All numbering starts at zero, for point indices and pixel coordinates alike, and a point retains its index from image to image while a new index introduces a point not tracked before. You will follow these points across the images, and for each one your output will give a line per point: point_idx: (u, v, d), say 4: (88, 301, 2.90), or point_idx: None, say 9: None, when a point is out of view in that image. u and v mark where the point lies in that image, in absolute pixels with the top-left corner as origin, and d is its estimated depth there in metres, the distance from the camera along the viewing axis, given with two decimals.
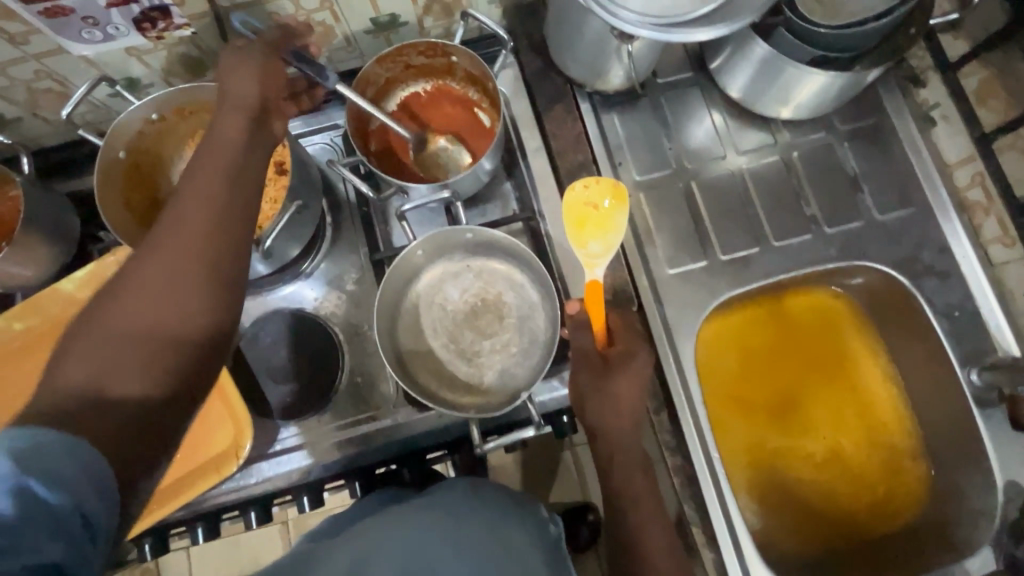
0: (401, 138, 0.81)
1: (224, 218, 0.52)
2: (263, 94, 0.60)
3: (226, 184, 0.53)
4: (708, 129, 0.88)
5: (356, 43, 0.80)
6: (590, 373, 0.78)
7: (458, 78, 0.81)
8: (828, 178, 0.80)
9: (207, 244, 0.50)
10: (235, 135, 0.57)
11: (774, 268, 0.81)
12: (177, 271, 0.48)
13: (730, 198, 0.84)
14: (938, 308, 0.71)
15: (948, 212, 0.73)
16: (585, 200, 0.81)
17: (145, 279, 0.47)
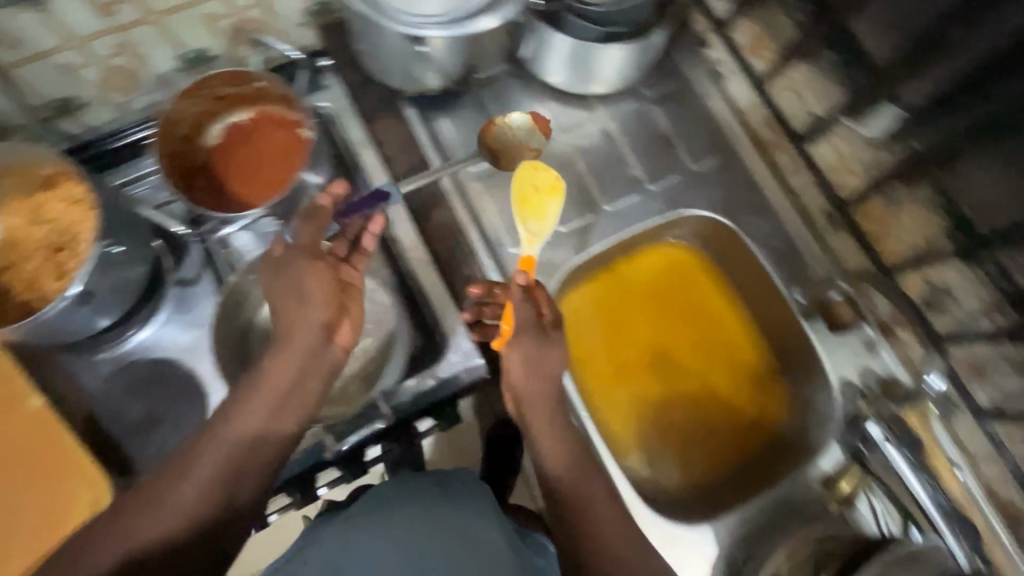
0: (228, 171, 0.73)
1: (243, 465, 0.52)
2: (333, 302, 0.57)
3: (262, 423, 0.53)
4: (527, 109, 0.85)
5: (171, 85, 0.78)
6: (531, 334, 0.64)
7: (275, 103, 0.73)
8: (645, 141, 0.83)
9: (219, 482, 0.50)
10: (287, 372, 0.55)
11: (608, 230, 0.81)
12: (231, 475, 0.51)
13: (564, 175, 0.82)
14: (756, 237, 0.79)
15: (746, 153, 0.81)
16: (531, 179, 0.74)
17: (204, 471, 0.50)
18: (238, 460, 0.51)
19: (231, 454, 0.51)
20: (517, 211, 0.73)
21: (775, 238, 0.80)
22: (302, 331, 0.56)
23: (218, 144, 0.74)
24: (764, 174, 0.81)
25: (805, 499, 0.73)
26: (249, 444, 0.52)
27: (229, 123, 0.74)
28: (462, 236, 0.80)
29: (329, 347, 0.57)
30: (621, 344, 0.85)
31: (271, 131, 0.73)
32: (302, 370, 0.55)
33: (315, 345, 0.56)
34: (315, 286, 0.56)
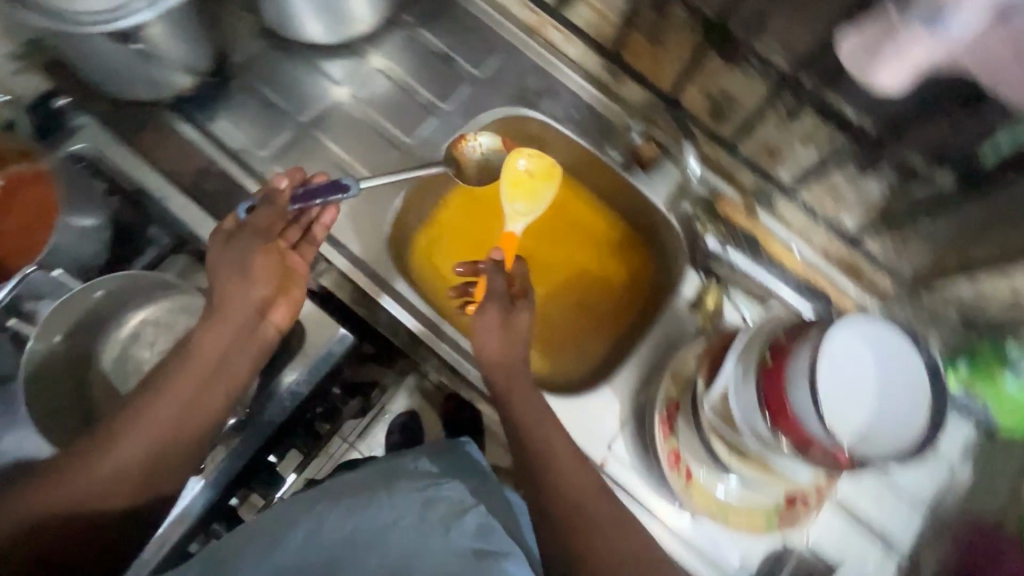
0: None
1: (168, 434, 0.59)
2: (269, 284, 0.64)
3: (191, 395, 0.59)
4: (296, 73, 0.82)
5: None
6: (500, 306, 0.64)
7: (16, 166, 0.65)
8: (426, 66, 0.83)
9: (156, 444, 0.58)
10: (197, 355, 0.60)
11: (421, 160, 0.80)
12: (166, 438, 0.58)
13: (361, 126, 0.81)
14: (559, 117, 0.82)
15: (521, 42, 0.83)
16: (518, 164, 0.79)
17: (146, 425, 0.58)
18: (162, 428, 0.58)
19: (152, 426, 0.58)
20: (507, 190, 0.79)
21: (576, 111, 0.82)
22: (228, 318, 0.62)
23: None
24: (543, 54, 0.83)
25: (679, 326, 0.77)
26: (170, 416, 0.58)
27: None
28: None
29: (257, 329, 0.63)
30: (483, 264, 0.86)
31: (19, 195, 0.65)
32: (216, 358, 0.61)
33: (247, 319, 0.62)
34: (251, 265, 0.63)
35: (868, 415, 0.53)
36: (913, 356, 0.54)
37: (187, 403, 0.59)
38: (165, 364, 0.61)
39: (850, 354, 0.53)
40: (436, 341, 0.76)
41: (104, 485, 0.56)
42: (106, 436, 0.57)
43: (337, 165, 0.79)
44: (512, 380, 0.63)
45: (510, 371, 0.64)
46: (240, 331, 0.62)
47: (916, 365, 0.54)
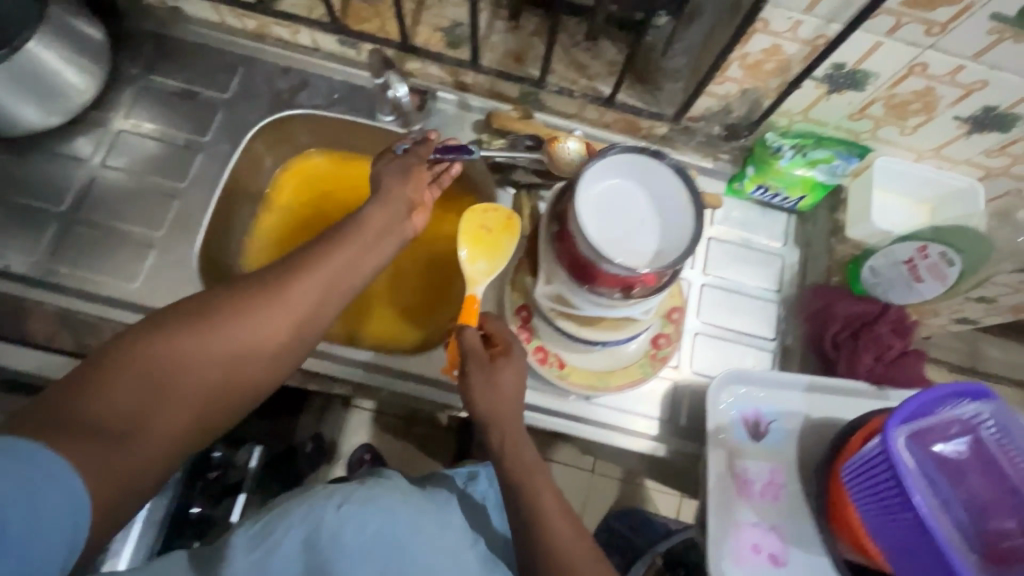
0: None
1: (274, 369, 0.55)
2: (414, 180, 0.68)
3: (351, 252, 0.59)
4: (40, 166, 0.76)
5: None
6: (477, 367, 0.62)
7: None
8: (171, 109, 0.81)
9: (317, 293, 0.56)
10: (304, 294, 0.56)
11: (203, 196, 0.77)
12: (326, 293, 0.57)
13: (126, 190, 0.77)
14: (322, 104, 0.82)
15: (257, 52, 0.83)
16: (476, 222, 0.71)
17: (307, 278, 0.56)
18: (274, 359, 0.55)
19: (261, 357, 0.54)
20: (468, 248, 0.70)
21: (337, 92, 0.83)
22: (336, 258, 0.58)
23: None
24: (282, 52, 0.83)
25: None
26: (281, 350, 0.55)
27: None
28: (80, 315, 0.71)
29: (350, 282, 0.59)
30: None
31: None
32: (331, 292, 0.57)
33: (401, 208, 0.65)
34: (384, 209, 0.64)
35: (647, 227, 0.59)
36: (662, 163, 0.60)
37: (346, 262, 0.58)
38: (292, 258, 0.57)
39: (598, 193, 0.60)
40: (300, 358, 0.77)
41: (210, 398, 0.51)
42: (225, 340, 0.52)
43: (119, 238, 0.74)
44: (506, 435, 0.62)
45: (504, 421, 0.62)
46: (343, 273, 0.58)
47: (658, 166, 0.60)
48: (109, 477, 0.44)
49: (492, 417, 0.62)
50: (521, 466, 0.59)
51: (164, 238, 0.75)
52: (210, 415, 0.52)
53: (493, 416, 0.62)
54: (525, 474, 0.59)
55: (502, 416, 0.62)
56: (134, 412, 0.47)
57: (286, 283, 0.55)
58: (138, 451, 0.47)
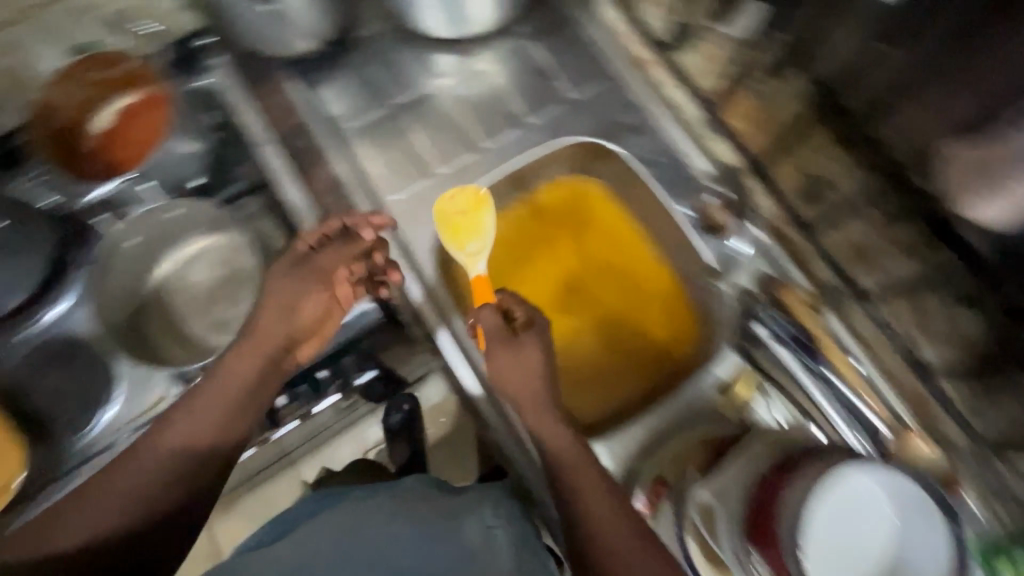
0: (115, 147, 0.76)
1: (230, 426, 0.64)
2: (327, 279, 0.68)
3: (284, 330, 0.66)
4: (405, 59, 0.85)
5: None
6: (500, 343, 0.64)
7: (163, 91, 0.75)
8: (524, 78, 0.83)
9: (224, 393, 0.63)
10: (245, 377, 0.64)
11: (490, 165, 0.81)
12: (252, 375, 0.65)
13: (444, 120, 0.83)
14: (641, 157, 0.79)
15: (627, 76, 0.81)
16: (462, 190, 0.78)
17: (215, 378, 0.64)
18: (219, 427, 0.63)
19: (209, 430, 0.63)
20: (450, 240, 0.73)
21: (660, 155, 0.79)
22: (268, 339, 0.65)
23: (106, 129, 0.76)
24: (642, 89, 0.79)
25: (700, 406, 0.71)
26: (228, 410, 0.64)
27: (115, 105, 0.75)
28: (344, 190, 0.79)
29: (283, 361, 0.68)
30: (518, 280, 0.86)
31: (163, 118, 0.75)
32: (264, 368, 0.66)
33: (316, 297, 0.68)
34: (291, 304, 0.67)
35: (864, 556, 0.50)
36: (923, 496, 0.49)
37: (249, 353, 0.65)
38: (246, 335, 0.66)
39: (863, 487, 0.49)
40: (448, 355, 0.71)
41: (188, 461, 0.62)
42: (152, 452, 0.61)
43: (412, 153, 0.81)
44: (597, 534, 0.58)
45: (538, 407, 0.63)
46: (272, 361, 0.66)
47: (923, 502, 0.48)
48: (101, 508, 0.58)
49: (519, 397, 0.64)
50: (565, 460, 0.61)
51: (440, 177, 0.80)
52: (186, 464, 0.62)
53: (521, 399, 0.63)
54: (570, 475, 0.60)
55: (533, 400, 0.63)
56: (127, 500, 0.59)
57: (220, 370, 0.64)
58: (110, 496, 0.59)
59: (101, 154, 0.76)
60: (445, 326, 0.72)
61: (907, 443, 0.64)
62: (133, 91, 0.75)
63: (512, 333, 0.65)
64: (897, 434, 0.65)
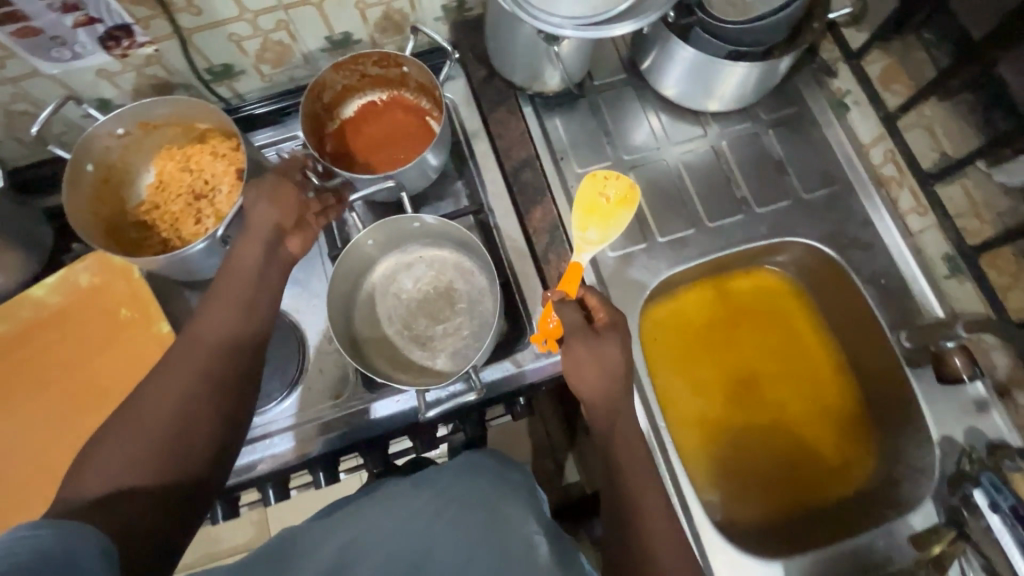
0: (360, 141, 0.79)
1: (245, 333, 0.59)
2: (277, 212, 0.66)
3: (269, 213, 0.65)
4: (636, 117, 0.85)
5: (316, 61, 0.86)
6: (580, 337, 0.61)
7: (415, 98, 0.80)
8: (757, 164, 0.82)
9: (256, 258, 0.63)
10: (255, 261, 0.63)
11: (707, 246, 0.79)
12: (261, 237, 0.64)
13: (668, 187, 0.82)
14: (865, 275, 0.76)
15: (867, 189, 0.78)
16: (598, 189, 0.73)
17: (247, 248, 0.63)
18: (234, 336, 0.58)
19: (228, 331, 0.58)
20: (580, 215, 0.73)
21: (886, 278, 0.76)
22: (258, 229, 0.64)
23: (350, 119, 0.80)
24: (879, 208, 0.78)
25: (886, 552, 0.69)
26: (251, 287, 0.62)
27: (365, 101, 0.81)
28: (561, 234, 0.78)
29: (280, 250, 0.65)
30: (701, 363, 0.83)
31: (410, 122, 0.79)
32: (270, 252, 0.64)
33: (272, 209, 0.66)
34: (263, 205, 0.65)
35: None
36: None
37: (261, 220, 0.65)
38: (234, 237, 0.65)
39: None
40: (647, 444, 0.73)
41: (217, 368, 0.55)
42: (201, 342, 0.57)
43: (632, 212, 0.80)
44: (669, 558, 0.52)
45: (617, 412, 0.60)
46: (267, 252, 0.64)
47: None
48: (153, 414, 0.51)
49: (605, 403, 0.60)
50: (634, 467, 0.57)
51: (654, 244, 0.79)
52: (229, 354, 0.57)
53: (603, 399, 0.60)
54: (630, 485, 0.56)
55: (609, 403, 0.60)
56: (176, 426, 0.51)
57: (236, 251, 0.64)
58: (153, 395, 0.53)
59: (337, 141, 0.79)
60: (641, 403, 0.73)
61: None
62: (385, 91, 0.80)
63: (593, 328, 0.62)
64: None
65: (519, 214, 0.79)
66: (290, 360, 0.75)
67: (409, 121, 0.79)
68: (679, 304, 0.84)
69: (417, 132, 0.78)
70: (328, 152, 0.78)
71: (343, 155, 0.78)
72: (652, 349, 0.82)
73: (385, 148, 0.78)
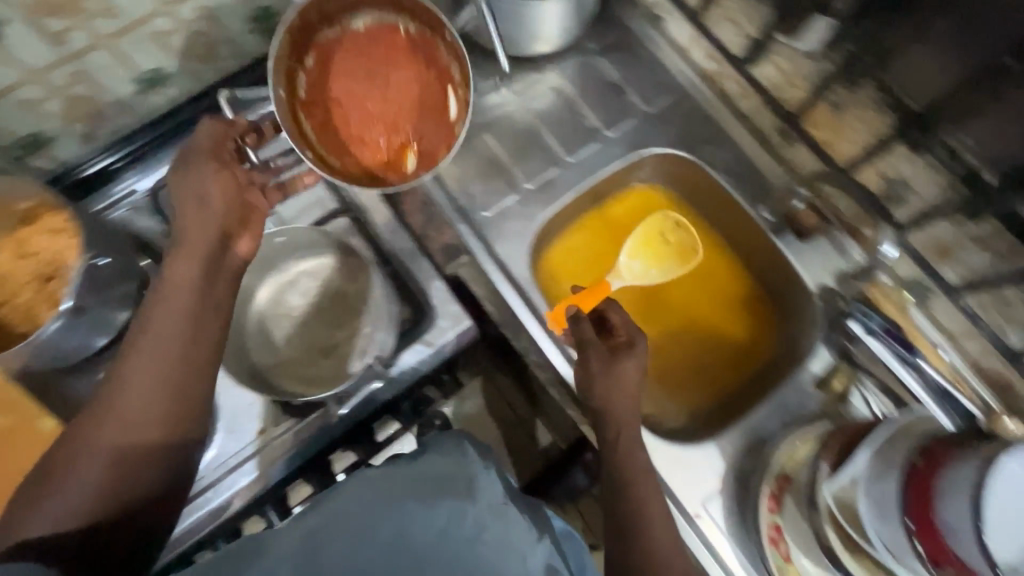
0: (336, 74, 0.68)
1: (188, 354, 0.56)
2: (226, 206, 0.61)
3: (212, 203, 0.60)
4: (477, 78, 0.85)
5: (133, 106, 0.81)
6: (596, 356, 0.64)
7: (447, 56, 0.70)
8: (597, 92, 0.86)
9: (197, 259, 0.58)
10: (194, 269, 0.58)
11: (574, 181, 0.82)
12: (200, 235, 0.59)
13: (524, 135, 0.84)
14: (716, 165, 0.82)
15: (697, 88, 0.84)
16: (662, 226, 0.85)
17: (189, 245, 0.58)
18: (175, 374, 0.55)
19: (170, 356, 0.55)
20: (639, 242, 0.84)
21: (735, 163, 0.83)
22: (199, 239, 0.59)
23: (357, 35, 0.68)
24: (713, 101, 0.84)
25: (800, 400, 0.76)
26: (196, 298, 0.57)
27: (377, 21, 0.69)
28: (436, 208, 0.78)
29: (227, 259, 0.61)
30: (606, 291, 0.86)
31: (427, 74, 0.70)
32: (215, 266, 0.59)
33: (208, 197, 0.60)
34: (198, 211, 0.59)
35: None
36: None
37: (202, 210, 0.59)
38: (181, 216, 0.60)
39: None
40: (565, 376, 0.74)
41: (155, 426, 0.54)
42: (141, 367, 0.54)
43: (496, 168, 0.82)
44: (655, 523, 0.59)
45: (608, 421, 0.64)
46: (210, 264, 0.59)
47: None
48: (92, 448, 0.52)
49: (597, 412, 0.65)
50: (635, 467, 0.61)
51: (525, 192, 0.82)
52: (172, 386, 0.55)
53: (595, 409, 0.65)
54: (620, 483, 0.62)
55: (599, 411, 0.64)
56: (115, 464, 0.53)
57: (179, 246, 0.58)
58: (95, 425, 0.53)
59: (324, 61, 0.68)
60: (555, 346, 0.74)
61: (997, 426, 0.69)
62: (433, 32, 0.69)
63: (612, 348, 0.65)
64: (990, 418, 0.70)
65: (389, 201, 0.78)
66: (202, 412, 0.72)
67: (423, 77, 0.70)
68: (570, 243, 0.86)
69: (422, 108, 0.70)
70: (317, 63, 0.68)
71: (321, 85, 0.68)
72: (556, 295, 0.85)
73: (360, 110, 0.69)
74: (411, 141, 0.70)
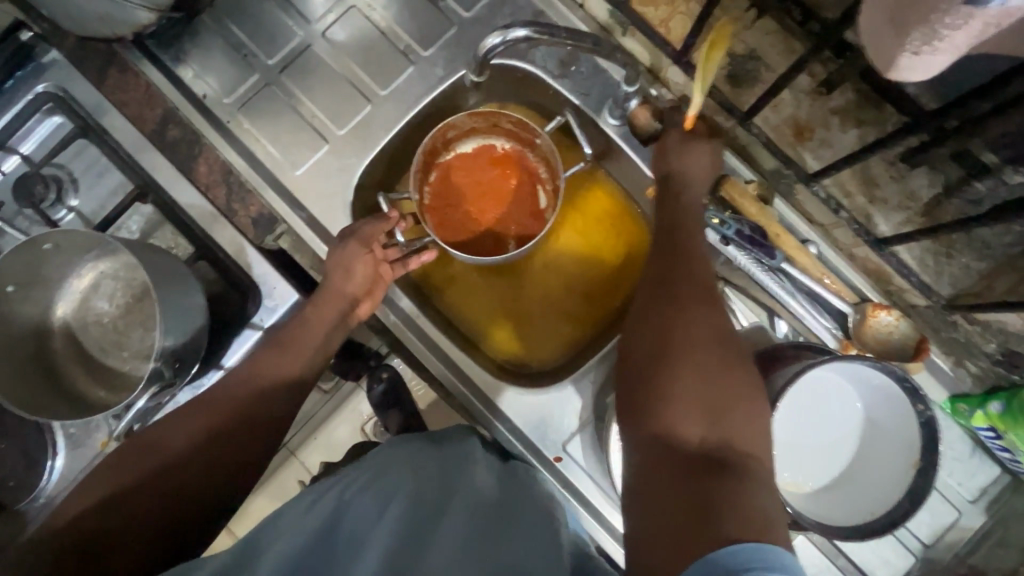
0: (469, 187, 0.72)
1: (279, 402, 0.61)
2: (367, 282, 0.66)
3: (343, 274, 0.65)
4: (268, 14, 0.73)
5: None
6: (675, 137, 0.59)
7: (535, 162, 0.71)
8: (408, 4, 0.73)
9: (323, 320, 0.64)
10: (321, 331, 0.64)
11: (390, 118, 0.72)
12: (332, 297, 0.64)
13: (330, 72, 0.73)
14: (553, 68, 0.70)
15: None
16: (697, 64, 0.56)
17: (327, 307, 0.64)
18: (260, 416, 0.60)
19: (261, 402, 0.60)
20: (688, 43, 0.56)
21: (576, 63, 0.70)
22: (334, 298, 0.64)
23: (470, 154, 0.73)
24: None
25: None
26: (307, 353, 0.63)
27: (486, 142, 0.73)
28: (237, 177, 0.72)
29: (347, 323, 0.66)
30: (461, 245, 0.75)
31: (518, 170, 0.72)
32: (341, 321, 0.65)
33: (351, 263, 0.65)
34: (343, 275, 0.65)
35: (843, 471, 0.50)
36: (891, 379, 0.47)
37: (344, 274, 0.65)
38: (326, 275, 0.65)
39: (879, 385, 0.48)
40: (406, 337, 0.71)
41: (241, 452, 0.58)
42: (242, 401, 0.59)
43: (302, 118, 0.72)
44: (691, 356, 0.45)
45: (696, 302, 0.49)
46: (335, 326, 0.65)
47: (899, 393, 0.47)
48: (180, 443, 0.56)
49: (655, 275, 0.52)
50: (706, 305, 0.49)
51: (338, 140, 0.72)
52: (263, 431, 0.60)
53: (666, 247, 0.54)
54: (669, 373, 0.45)
55: (675, 247, 0.54)
56: (183, 471, 0.55)
57: (314, 304, 0.64)
58: (191, 425, 0.57)
59: (443, 177, 0.72)
60: (393, 304, 0.71)
61: (868, 320, 0.62)
62: (512, 142, 0.72)
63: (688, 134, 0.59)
64: (860, 312, 0.63)
65: (183, 176, 0.70)
66: (32, 438, 0.67)
67: (520, 185, 0.71)
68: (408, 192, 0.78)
69: (525, 209, 0.71)
70: (432, 183, 0.71)
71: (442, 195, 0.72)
72: (435, 294, 0.75)
73: (500, 191, 0.71)
74: (510, 232, 0.71)
